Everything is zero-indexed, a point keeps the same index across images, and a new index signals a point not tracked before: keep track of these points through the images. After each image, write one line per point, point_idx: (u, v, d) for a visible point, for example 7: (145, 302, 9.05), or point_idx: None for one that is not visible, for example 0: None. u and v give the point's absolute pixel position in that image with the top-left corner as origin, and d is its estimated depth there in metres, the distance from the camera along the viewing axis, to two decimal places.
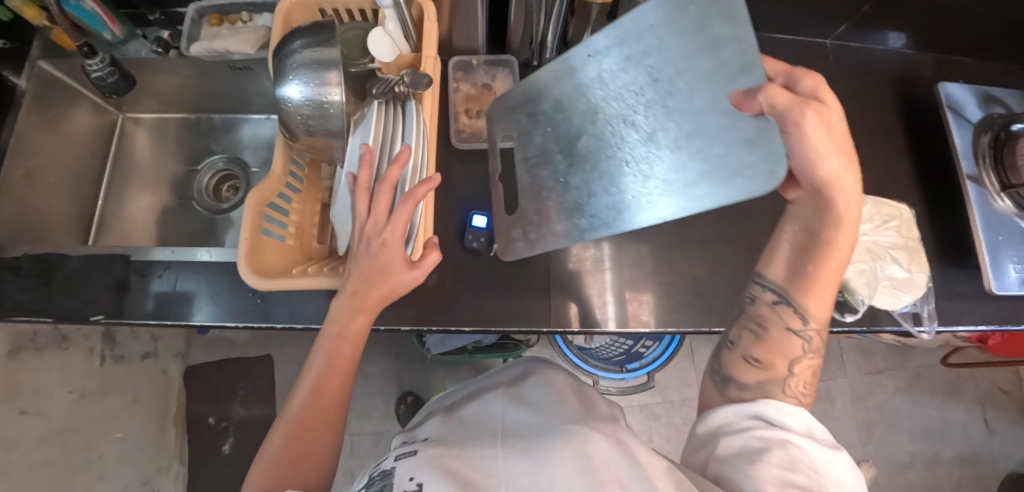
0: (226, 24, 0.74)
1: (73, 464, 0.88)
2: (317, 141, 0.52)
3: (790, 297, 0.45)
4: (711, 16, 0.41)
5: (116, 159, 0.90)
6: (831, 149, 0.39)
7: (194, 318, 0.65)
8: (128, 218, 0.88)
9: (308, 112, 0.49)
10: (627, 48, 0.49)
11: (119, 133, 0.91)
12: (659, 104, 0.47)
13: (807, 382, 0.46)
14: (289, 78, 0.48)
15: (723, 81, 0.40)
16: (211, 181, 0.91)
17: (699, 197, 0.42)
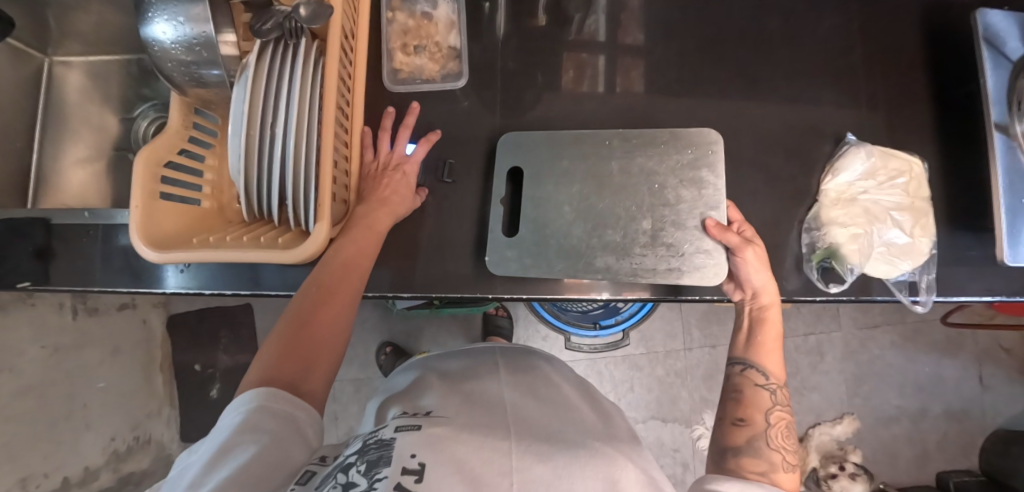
0: None
1: (55, 415, 0.91)
2: (208, 93, 0.46)
3: (755, 364, 0.54)
4: (680, 142, 0.61)
5: (49, 108, 0.83)
6: (762, 267, 0.56)
7: (121, 285, 0.63)
8: (69, 171, 0.82)
9: (182, 57, 0.42)
10: (635, 140, 0.62)
11: (48, 77, 0.82)
12: (658, 196, 0.60)
13: (790, 437, 0.49)
14: (150, 15, 0.41)
15: (687, 194, 0.60)
16: (149, 128, 0.83)
17: (670, 270, 0.59)
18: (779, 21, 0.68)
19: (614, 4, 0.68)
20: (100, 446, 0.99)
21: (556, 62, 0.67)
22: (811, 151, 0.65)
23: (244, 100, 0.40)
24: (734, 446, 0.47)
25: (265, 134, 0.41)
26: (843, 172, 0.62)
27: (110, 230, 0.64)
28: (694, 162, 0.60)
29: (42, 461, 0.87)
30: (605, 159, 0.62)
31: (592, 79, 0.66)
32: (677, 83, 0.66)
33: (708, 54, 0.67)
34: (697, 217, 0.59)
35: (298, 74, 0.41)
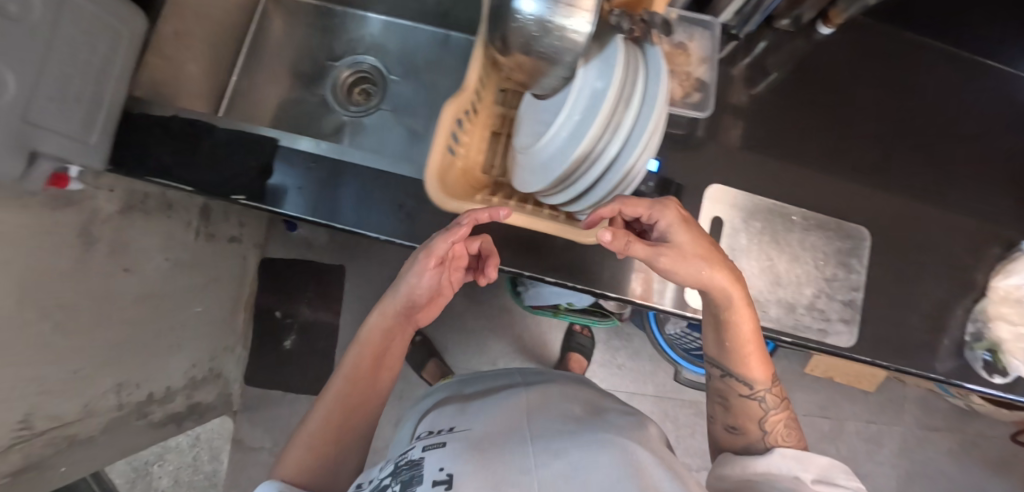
0: None
1: (159, 328, 0.92)
2: (527, 62, 0.48)
3: (734, 373, 0.55)
4: (843, 231, 0.65)
5: (258, 36, 0.87)
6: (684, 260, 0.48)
7: (339, 222, 0.61)
8: (259, 97, 0.87)
9: (534, 32, 0.45)
10: (809, 213, 0.64)
11: (262, 10, 0.87)
12: (823, 273, 0.63)
13: (789, 433, 0.53)
14: None
15: (841, 279, 0.63)
16: (348, 78, 0.88)
17: (824, 338, 0.62)
18: (978, 124, 0.72)
19: (840, 68, 0.70)
20: (183, 370, 0.99)
21: (776, 109, 0.69)
22: (982, 248, 0.69)
23: (607, 97, 0.41)
24: (741, 449, 0.53)
25: (606, 132, 0.43)
26: (1016, 274, 0.65)
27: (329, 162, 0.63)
28: (851, 251, 0.64)
29: (138, 371, 0.88)
30: (789, 225, 0.63)
31: (807, 133, 0.68)
32: (882, 155, 0.69)
33: (919, 137, 0.70)
34: (848, 294, 0.63)
35: (653, 86, 0.42)
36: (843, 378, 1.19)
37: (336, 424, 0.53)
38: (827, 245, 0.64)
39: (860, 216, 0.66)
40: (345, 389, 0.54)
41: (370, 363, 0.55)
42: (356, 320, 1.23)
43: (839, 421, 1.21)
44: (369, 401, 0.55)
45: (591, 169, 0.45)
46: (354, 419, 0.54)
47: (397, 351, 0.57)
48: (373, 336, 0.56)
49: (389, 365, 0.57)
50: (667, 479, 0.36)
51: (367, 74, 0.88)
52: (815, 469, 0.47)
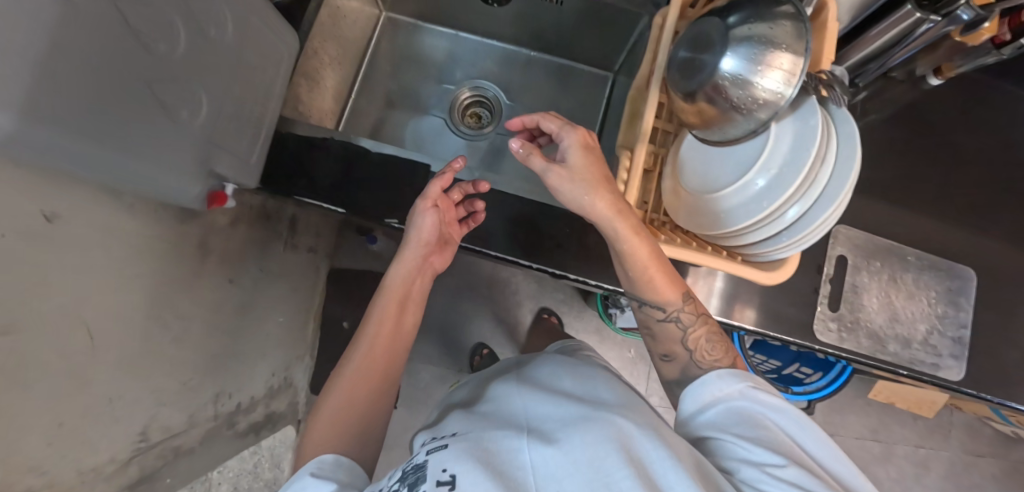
0: None
1: (250, 338, 0.93)
2: (713, 111, 0.50)
3: (647, 300, 0.58)
4: (952, 272, 0.69)
5: (374, 54, 0.87)
6: (591, 187, 0.52)
7: (492, 249, 0.68)
8: (372, 115, 0.86)
9: (736, 86, 0.48)
10: (922, 254, 0.69)
11: (381, 28, 0.87)
12: (936, 311, 0.67)
13: (712, 346, 0.55)
14: (728, 50, 0.48)
15: (952, 317, 0.67)
16: (468, 99, 0.89)
17: (937, 371, 0.66)
18: None
19: (949, 115, 0.75)
20: (265, 379, 1.00)
21: (888, 154, 0.73)
22: None
23: (809, 159, 0.45)
24: (677, 378, 0.57)
25: (797, 192, 0.47)
26: None
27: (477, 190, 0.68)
28: (960, 290, 0.68)
29: (231, 380, 0.89)
30: (905, 265, 0.68)
31: (917, 175, 0.73)
32: (984, 201, 0.73)
33: (1017, 185, 0.74)
34: (957, 330, 0.67)
35: (843, 154, 0.47)
36: (902, 404, 1.22)
37: (364, 395, 0.57)
38: (940, 285, 0.68)
39: (967, 258, 0.71)
40: (349, 358, 0.59)
41: (386, 336, 0.61)
42: (423, 333, 1.24)
43: (888, 444, 1.27)
44: (375, 367, 0.58)
45: (772, 223, 0.48)
46: (362, 385, 0.57)
47: (398, 319, 0.63)
48: (388, 304, 0.63)
49: (392, 342, 0.61)
50: (650, 449, 0.38)
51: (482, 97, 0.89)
52: (749, 380, 0.49)
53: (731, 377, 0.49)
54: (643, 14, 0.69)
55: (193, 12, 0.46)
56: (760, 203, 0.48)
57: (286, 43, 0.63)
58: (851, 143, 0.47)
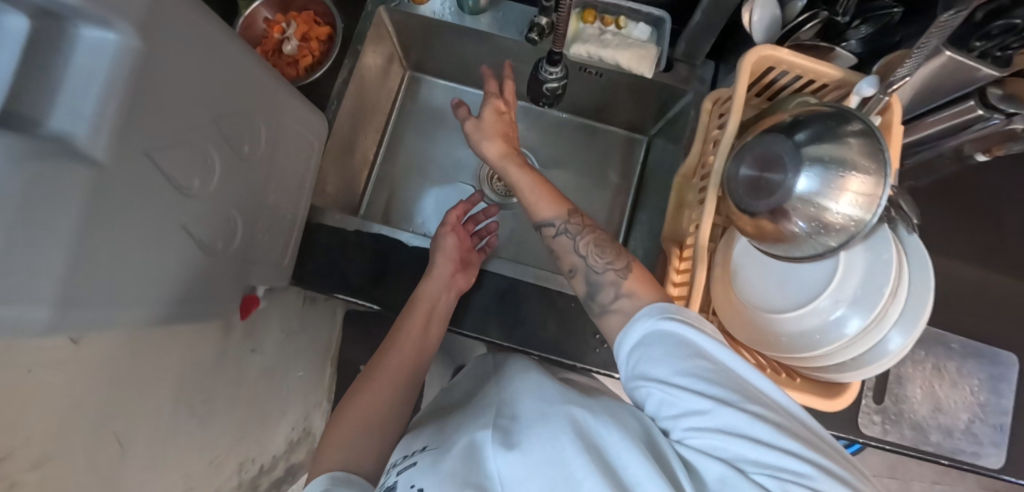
0: (599, 23, 0.65)
1: (272, 399, 0.91)
2: (775, 230, 0.48)
3: (546, 220, 0.54)
4: (995, 356, 0.67)
5: (401, 114, 0.82)
6: (489, 136, 0.61)
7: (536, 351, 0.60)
8: (398, 177, 0.81)
9: (809, 211, 0.46)
10: (963, 339, 0.68)
11: (405, 86, 0.82)
12: (978, 397, 0.66)
13: (604, 247, 0.50)
14: (801, 172, 0.46)
15: (997, 404, 0.66)
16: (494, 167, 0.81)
17: (980, 458, 0.64)
18: None
19: (997, 193, 0.73)
20: (286, 435, 0.99)
21: (932, 234, 0.71)
22: None
23: (885, 297, 0.44)
24: (586, 290, 0.50)
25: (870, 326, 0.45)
26: None
27: (515, 284, 0.63)
28: (1004, 375, 0.67)
29: (253, 445, 0.87)
30: (948, 353, 0.67)
31: (960, 256, 0.71)
32: None
33: None
34: (1001, 416, 0.65)
35: (915, 286, 0.45)
36: None
37: (386, 414, 0.53)
38: (986, 373, 0.67)
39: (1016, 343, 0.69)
40: (370, 377, 0.56)
41: (411, 353, 0.59)
42: None
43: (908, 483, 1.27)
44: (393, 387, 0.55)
45: (839, 353, 0.46)
46: (384, 403, 0.54)
47: (421, 338, 0.59)
48: (412, 322, 0.59)
49: (411, 364, 0.58)
50: (614, 434, 0.34)
51: None
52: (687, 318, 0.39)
53: (642, 322, 0.41)
54: (688, 92, 0.67)
55: (233, 132, 0.44)
56: (826, 335, 0.46)
57: (318, 127, 0.60)
58: (924, 279, 0.45)
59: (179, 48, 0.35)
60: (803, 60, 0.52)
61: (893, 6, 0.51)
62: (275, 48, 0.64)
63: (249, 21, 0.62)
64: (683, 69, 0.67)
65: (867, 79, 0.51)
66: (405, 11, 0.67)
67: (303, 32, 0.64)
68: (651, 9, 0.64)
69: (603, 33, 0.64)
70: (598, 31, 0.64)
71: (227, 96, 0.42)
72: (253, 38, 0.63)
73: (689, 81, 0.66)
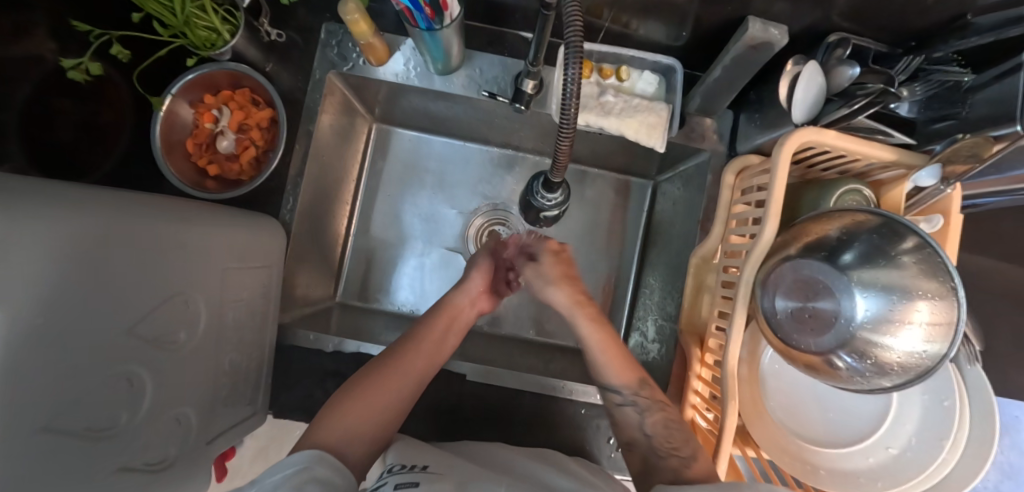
0: (597, 79, 0.54)
1: None
2: (817, 359, 0.42)
3: (603, 384, 0.49)
4: None
5: (373, 176, 0.71)
6: (549, 283, 0.55)
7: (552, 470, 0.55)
8: (379, 250, 0.71)
9: (863, 339, 0.41)
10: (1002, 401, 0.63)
11: (372, 142, 0.71)
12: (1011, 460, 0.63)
13: (673, 432, 0.44)
14: (854, 292, 0.43)
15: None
16: (482, 228, 0.72)
17: None
18: None
19: None
20: None
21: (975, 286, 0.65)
22: None
23: (943, 441, 0.40)
24: (642, 468, 0.44)
25: (924, 473, 0.40)
26: None
27: (518, 396, 0.56)
28: None
29: None
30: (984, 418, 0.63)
31: None
32: None
33: None
34: None
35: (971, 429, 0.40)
36: None
37: (394, 407, 0.44)
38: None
39: None
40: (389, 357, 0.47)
41: (430, 346, 0.50)
42: None
43: None
44: (409, 376, 0.46)
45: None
46: (398, 388, 0.45)
47: (444, 340, 0.52)
48: (434, 323, 0.52)
49: (433, 357, 0.49)
50: None
51: (502, 216, 0.72)
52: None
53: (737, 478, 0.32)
54: (704, 152, 0.57)
55: (158, 327, 0.36)
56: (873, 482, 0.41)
57: (273, 243, 0.50)
58: (988, 425, 0.40)
59: (47, 291, 0.27)
60: (853, 144, 0.43)
61: (961, 73, 0.42)
62: (208, 141, 0.53)
63: (170, 114, 0.50)
64: (697, 125, 0.56)
65: (928, 168, 0.42)
66: (361, 75, 0.56)
67: (239, 120, 0.53)
68: (660, 59, 0.53)
69: (603, 91, 0.53)
70: (597, 89, 0.53)
71: (140, 290, 0.34)
72: (179, 132, 0.51)
73: (704, 140, 0.56)
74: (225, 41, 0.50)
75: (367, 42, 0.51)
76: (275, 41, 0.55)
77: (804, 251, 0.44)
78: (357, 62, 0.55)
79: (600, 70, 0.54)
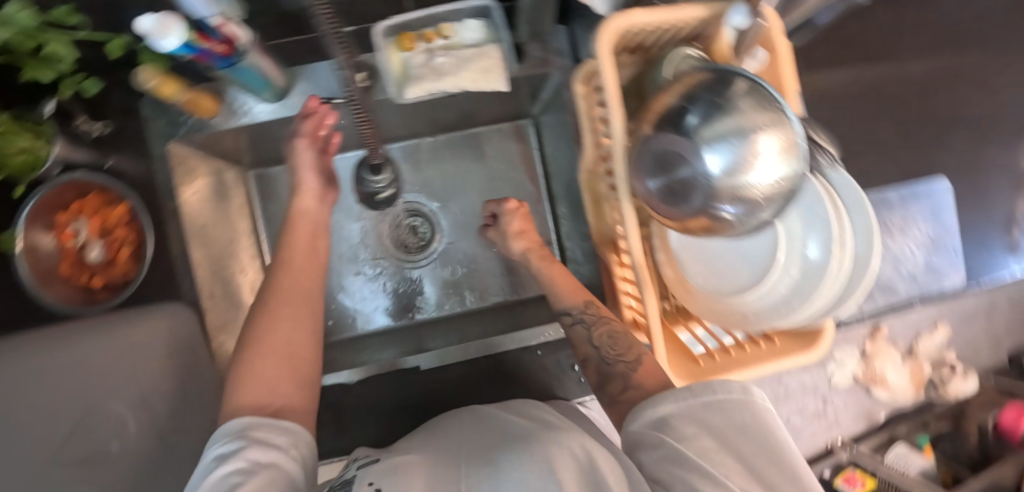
0: (422, 45, 0.53)
1: None
2: (701, 221, 0.44)
3: (565, 309, 0.52)
4: (929, 194, 0.69)
5: (269, 222, 0.71)
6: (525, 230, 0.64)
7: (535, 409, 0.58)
8: None
9: (730, 187, 0.41)
10: (900, 193, 0.69)
11: (255, 189, 0.69)
12: (926, 240, 0.69)
13: (616, 340, 0.46)
14: (706, 150, 0.41)
15: (938, 238, 0.69)
16: (392, 231, 0.74)
17: (938, 287, 0.69)
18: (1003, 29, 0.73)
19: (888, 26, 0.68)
20: None
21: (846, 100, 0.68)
22: None
23: (836, 245, 0.43)
24: (597, 383, 0.45)
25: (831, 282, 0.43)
26: None
27: (474, 364, 0.57)
28: (937, 207, 0.69)
29: None
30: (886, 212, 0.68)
31: (874, 108, 0.69)
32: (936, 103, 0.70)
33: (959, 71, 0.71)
34: (943, 244, 0.69)
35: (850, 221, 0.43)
36: None
37: (295, 338, 0.43)
38: (921, 213, 0.68)
39: (934, 171, 0.70)
40: (268, 308, 0.45)
41: (300, 265, 0.50)
42: None
43: None
44: (297, 302, 0.46)
45: (806, 314, 0.44)
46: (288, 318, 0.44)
47: (314, 267, 0.51)
48: (294, 246, 0.51)
49: (307, 281, 0.49)
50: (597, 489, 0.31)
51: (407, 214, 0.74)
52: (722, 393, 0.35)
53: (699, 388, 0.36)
54: (554, 73, 0.57)
55: None
56: (791, 305, 0.44)
57: (185, 324, 0.50)
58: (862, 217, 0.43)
59: None
60: (660, 15, 0.44)
61: None
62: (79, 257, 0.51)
63: (29, 248, 0.47)
64: (537, 51, 0.57)
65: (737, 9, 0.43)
66: (198, 133, 0.54)
67: (99, 224, 0.51)
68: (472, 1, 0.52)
69: (432, 55, 0.53)
70: (426, 56, 0.53)
71: None
72: (46, 262, 0.48)
73: (549, 62, 0.57)
74: (47, 154, 0.48)
75: (181, 102, 0.50)
76: (102, 134, 0.54)
77: (657, 127, 0.45)
78: (190, 122, 0.54)
79: (423, 36, 0.53)
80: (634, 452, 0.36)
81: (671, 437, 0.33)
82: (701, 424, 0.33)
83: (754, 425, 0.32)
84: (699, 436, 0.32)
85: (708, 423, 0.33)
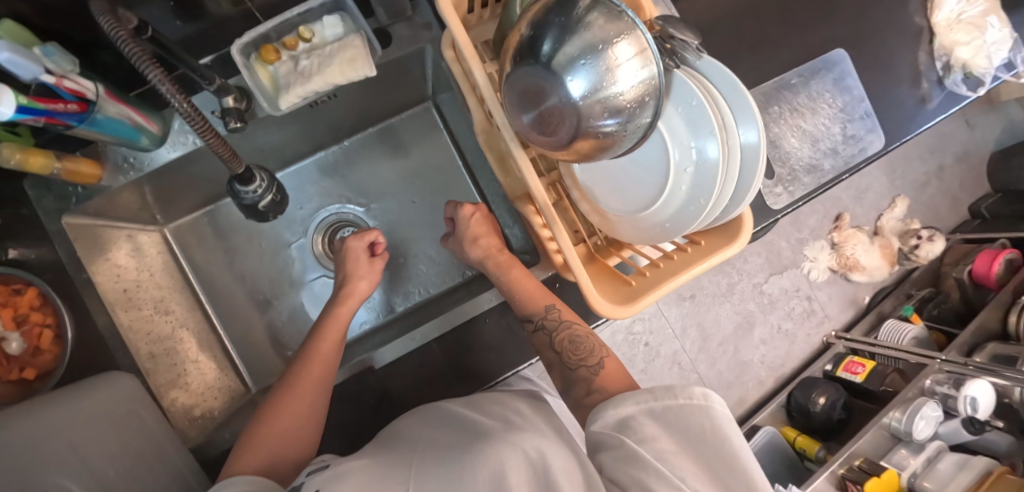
0: (285, 54, 0.52)
1: None
2: (588, 143, 0.43)
3: (524, 316, 0.52)
4: (830, 66, 0.70)
5: (202, 272, 0.71)
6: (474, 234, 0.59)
7: (498, 377, 0.58)
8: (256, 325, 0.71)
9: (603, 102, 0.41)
10: (802, 72, 0.69)
11: (176, 246, 0.70)
12: (840, 113, 0.70)
13: (577, 345, 0.48)
14: (569, 75, 0.41)
15: (850, 106, 0.70)
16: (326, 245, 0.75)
17: (863, 153, 0.70)
18: None
19: None
20: None
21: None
22: None
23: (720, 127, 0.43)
24: (562, 386, 0.48)
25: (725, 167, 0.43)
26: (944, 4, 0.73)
27: (427, 349, 0.57)
28: (840, 77, 0.70)
29: None
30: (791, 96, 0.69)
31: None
32: None
33: None
34: (857, 109, 0.70)
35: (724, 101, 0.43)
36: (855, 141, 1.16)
37: (304, 416, 0.46)
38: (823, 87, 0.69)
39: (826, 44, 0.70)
40: (290, 387, 0.47)
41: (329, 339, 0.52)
42: None
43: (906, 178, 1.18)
44: (313, 378, 0.48)
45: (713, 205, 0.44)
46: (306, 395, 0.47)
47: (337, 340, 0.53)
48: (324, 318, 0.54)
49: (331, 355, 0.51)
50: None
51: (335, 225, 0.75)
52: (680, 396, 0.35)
53: (661, 392, 0.36)
54: (424, 46, 0.57)
55: None
56: (697, 200, 0.44)
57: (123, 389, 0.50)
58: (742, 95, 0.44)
59: None
60: None
61: None
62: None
63: None
64: (400, 29, 0.56)
65: None
66: (89, 199, 0.54)
67: (11, 316, 0.47)
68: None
69: (297, 60, 0.53)
70: (292, 64, 0.53)
71: None
72: None
73: (414, 36, 0.56)
74: None
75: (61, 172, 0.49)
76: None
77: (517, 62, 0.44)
78: (78, 191, 0.53)
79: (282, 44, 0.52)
80: (596, 452, 0.36)
81: (632, 441, 0.34)
82: (661, 431, 0.34)
83: (711, 430, 0.33)
84: (657, 442, 0.33)
85: (670, 426, 0.34)
